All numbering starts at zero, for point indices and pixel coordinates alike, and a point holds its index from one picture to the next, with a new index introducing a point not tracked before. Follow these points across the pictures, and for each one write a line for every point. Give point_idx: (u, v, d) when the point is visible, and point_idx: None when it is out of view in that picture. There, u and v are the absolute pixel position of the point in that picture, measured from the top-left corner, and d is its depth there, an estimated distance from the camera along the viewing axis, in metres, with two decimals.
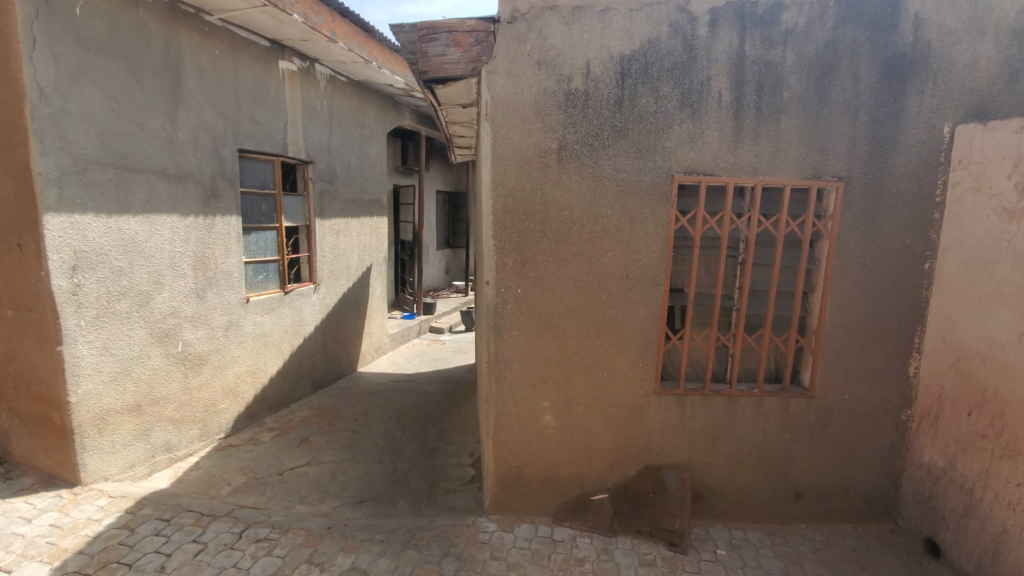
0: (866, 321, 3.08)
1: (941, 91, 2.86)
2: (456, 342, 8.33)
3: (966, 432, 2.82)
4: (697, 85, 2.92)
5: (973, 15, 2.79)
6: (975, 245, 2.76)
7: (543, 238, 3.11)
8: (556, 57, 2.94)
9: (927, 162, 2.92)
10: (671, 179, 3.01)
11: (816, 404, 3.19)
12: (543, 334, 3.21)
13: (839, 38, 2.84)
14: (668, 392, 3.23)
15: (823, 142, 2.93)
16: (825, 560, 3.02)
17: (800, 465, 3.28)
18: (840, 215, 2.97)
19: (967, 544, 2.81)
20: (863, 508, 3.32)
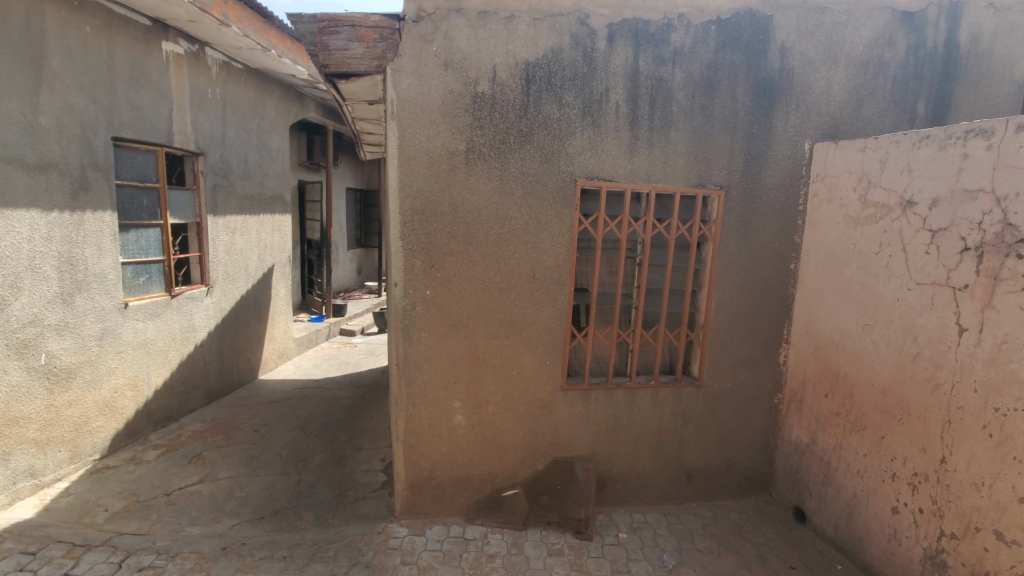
0: (744, 316, 3.43)
1: (802, 113, 3.25)
2: (369, 344, 8.07)
3: (823, 411, 3.23)
4: (597, 95, 3.08)
5: (826, 48, 3.20)
6: (829, 248, 3.17)
7: (452, 240, 3.12)
8: (462, 59, 2.96)
9: (791, 175, 3.30)
10: (574, 183, 3.15)
11: (704, 392, 3.50)
12: (453, 335, 3.22)
13: (719, 60, 3.14)
14: (574, 387, 3.38)
15: (707, 154, 3.21)
16: (713, 534, 3.32)
17: (692, 448, 3.58)
18: (722, 220, 3.28)
19: (826, 509, 3.22)
20: (744, 484, 3.69)
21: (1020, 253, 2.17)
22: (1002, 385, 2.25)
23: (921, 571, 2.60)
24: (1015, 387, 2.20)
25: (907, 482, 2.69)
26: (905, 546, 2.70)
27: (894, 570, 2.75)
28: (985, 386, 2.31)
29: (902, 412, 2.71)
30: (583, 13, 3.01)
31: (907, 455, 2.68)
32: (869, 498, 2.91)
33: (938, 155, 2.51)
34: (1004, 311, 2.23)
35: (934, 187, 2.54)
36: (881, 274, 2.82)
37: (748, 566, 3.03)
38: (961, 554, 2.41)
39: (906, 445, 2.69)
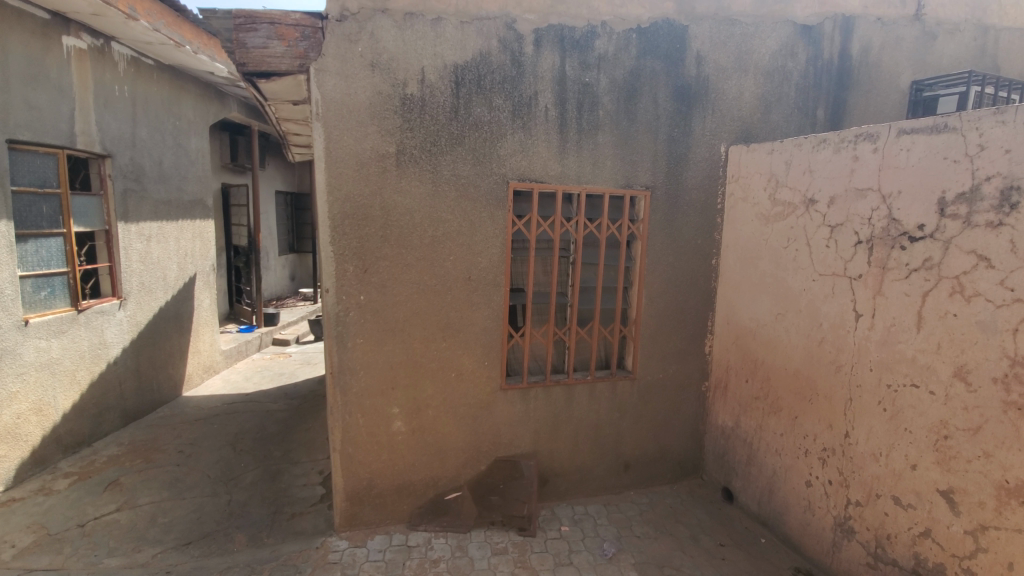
0: (672, 311, 3.61)
1: (718, 118, 3.46)
2: (305, 353, 7.76)
3: (744, 396, 3.46)
4: (526, 99, 3.13)
5: (737, 57, 3.42)
6: (745, 243, 3.40)
7: (385, 243, 3.07)
8: (389, 60, 2.92)
9: (710, 175, 3.51)
10: (507, 185, 3.18)
11: (637, 384, 3.65)
12: (389, 340, 3.17)
13: (641, 67, 3.28)
14: (513, 386, 3.43)
15: (632, 156, 3.35)
16: (650, 519, 3.47)
17: (628, 439, 3.72)
18: (649, 219, 3.44)
19: (750, 487, 3.45)
20: (677, 469, 3.88)
21: (904, 245, 2.42)
22: (892, 364, 2.49)
23: (833, 538, 2.84)
24: (903, 365, 2.45)
25: (818, 457, 2.92)
26: (818, 516, 2.93)
27: (810, 539, 2.99)
28: (879, 365, 2.56)
29: (811, 393, 2.95)
30: (510, 18, 3.05)
31: (817, 433, 2.92)
32: (786, 474, 3.15)
33: (834, 157, 2.75)
34: (892, 298, 2.48)
35: (832, 186, 2.77)
36: (790, 267, 3.06)
37: (683, 547, 3.18)
38: (865, 519, 2.66)
39: (816, 423, 2.92)
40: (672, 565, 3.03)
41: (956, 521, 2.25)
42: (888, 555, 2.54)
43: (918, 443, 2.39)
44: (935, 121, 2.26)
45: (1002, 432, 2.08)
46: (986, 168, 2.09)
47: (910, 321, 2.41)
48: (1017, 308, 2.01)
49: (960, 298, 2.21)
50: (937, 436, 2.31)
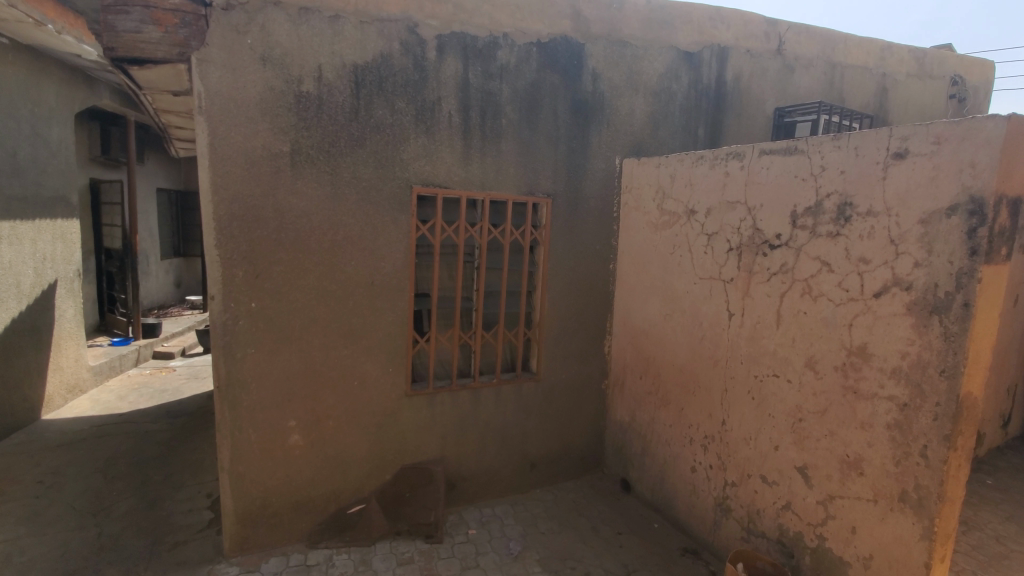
0: (573, 313, 3.78)
1: (613, 132, 3.69)
2: (191, 367, 7.09)
3: (639, 392, 3.70)
4: (429, 103, 3.14)
5: (629, 77, 3.68)
6: (637, 250, 3.65)
7: (279, 248, 2.92)
8: (283, 56, 2.79)
9: (606, 185, 3.73)
10: (410, 190, 3.16)
11: (542, 385, 3.78)
12: (284, 349, 3.01)
13: (541, 80, 3.42)
14: (419, 393, 3.39)
15: (534, 164, 3.48)
16: (554, 515, 3.59)
17: (534, 439, 3.83)
18: (550, 226, 3.58)
19: (644, 477, 3.70)
20: (580, 465, 4.05)
21: (766, 252, 2.73)
22: (758, 357, 2.81)
23: (714, 517, 3.12)
24: (766, 358, 2.76)
25: (701, 444, 3.20)
26: (702, 498, 3.21)
27: (695, 520, 3.26)
28: (748, 359, 2.87)
29: (694, 386, 3.23)
30: (412, 22, 3.04)
31: (700, 422, 3.20)
32: (675, 462, 3.41)
33: (710, 172, 3.05)
34: (757, 299, 2.79)
35: (708, 199, 3.07)
36: (675, 271, 3.33)
37: (584, 539, 3.33)
38: (740, 498, 2.95)
39: (698, 414, 3.21)
40: (575, 557, 3.16)
41: (810, 493, 2.57)
42: (758, 528, 2.84)
43: (779, 427, 2.70)
44: (788, 144, 2.59)
45: (842, 413, 2.42)
46: (827, 186, 2.43)
47: (771, 318, 2.73)
48: (851, 305, 2.36)
49: (809, 298, 2.54)
50: (794, 420, 2.63)
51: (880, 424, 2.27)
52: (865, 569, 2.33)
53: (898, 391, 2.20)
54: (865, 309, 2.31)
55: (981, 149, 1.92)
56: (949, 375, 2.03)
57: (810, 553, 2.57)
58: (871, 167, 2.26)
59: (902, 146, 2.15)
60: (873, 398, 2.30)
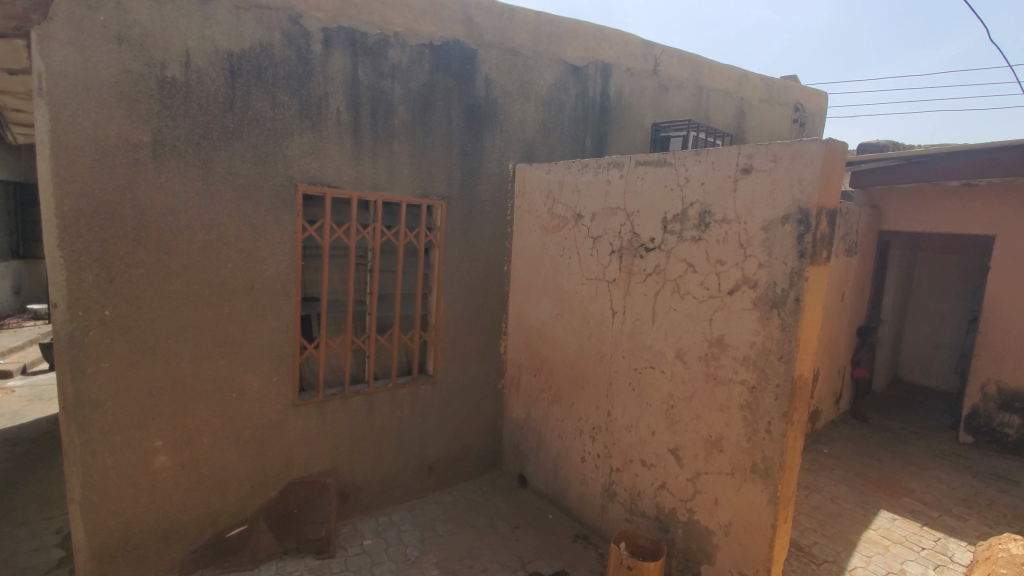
0: (469, 315, 3.83)
1: (506, 137, 3.79)
2: (35, 386, 6.09)
3: (533, 389, 3.84)
4: (315, 99, 3.01)
5: (520, 85, 3.80)
6: (529, 252, 3.79)
7: (139, 249, 2.62)
8: (143, 36, 2.52)
9: (500, 189, 3.82)
10: (294, 188, 3.00)
11: (439, 387, 3.77)
12: (148, 361, 2.71)
13: (433, 82, 3.42)
14: (307, 402, 3.23)
15: (428, 166, 3.48)
16: (453, 516, 3.60)
17: (431, 441, 3.81)
18: (445, 228, 3.60)
19: (540, 470, 3.84)
20: (478, 464, 4.10)
21: (642, 254, 2.98)
22: (637, 351, 3.05)
23: (601, 503, 3.33)
24: (644, 352, 3.01)
25: (589, 435, 3.40)
26: (591, 486, 3.41)
27: (586, 507, 3.45)
28: (628, 353, 3.10)
29: (583, 381, 3.43)
30: (295, 12, 2.89)
31: (588, 414, 3.40)
32: (566, 454, 3.59)
33: (593, 180, 3.27)
34: (636, 297, 3.04)
35: (593, 204, 3.28)
36: (564, 273, 3.51)
37: (482, 537, 3.38)
38: (623, 482, 3.18)
39: (586, 407, 3.40)
40: (472, 555, 3.20)
41: (681, 472, 2.84)
42: (639, 509, 3.08)
43: (655, 413, 2.96)
44: (658, 156, 2.85)
45: (705, 398, 2.71)
46: (691, 195, 2.72)
47: (647, 315, 2.98)
48: (711, 302, 2.65)
49: (678, 296, 2.81)
50: (667, 407, 2.90)
51: (735, 406, 2.58)
52: (725, 535, 2.63)
53: (749, 376, 2.52)
54: (722, 305, 2.61)
55: (806, 167, 2.27)
56: (786, 360, 2.37)
57: (682, 527, 2.84)
58: (725, 180, 2.57)
59: (748, 163, 2.47)
60: (729, 383, 2.60)
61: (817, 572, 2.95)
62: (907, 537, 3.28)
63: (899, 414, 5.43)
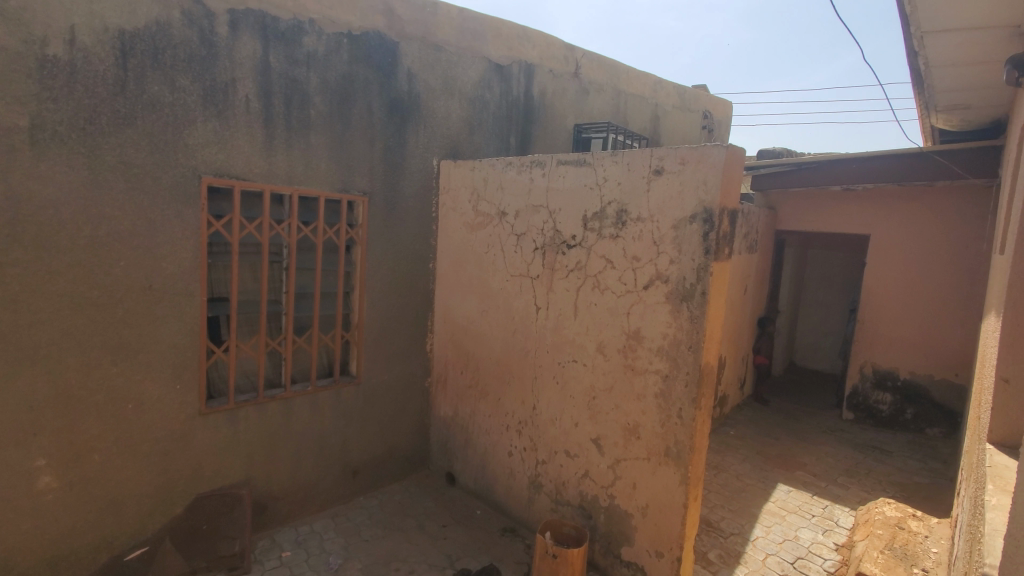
0: (394, 313, 3.75)
1: (429, 133, 3.74)
2: None
3: (460, 387, 3.83)
4: (221, 85, 2.80)
5: (444, 81, 3.77)
6: (455, 250, 3.77)
7: (11, 246, 2.32)
8: (18, 8, 2.25)
9: (424, 186, 3.77)
10: (199, 180, 2.78)
11: (362, 388, 3.67)
12: (25, 372, 2.41)
13: (353, 73, 3.30)
14: (216, 410, 3.01)
15: (348, 160, 3.36)
16: (379, 520, 3.51)
17: (355, 444, 3.69)
18: (367, 224, 3.50)
19: (468, 467, 3.84)
20: (405, 465, 4.03)
21: (564, 251, 3.07)
22: (561, 345, 3.14)
23: (528, 495, 3.39)
24: (567, 346, 3.10)
25: (516, 429, 3.46)
26: (518, 479, 3.47)
27: (513, 500, 3.50)
28: (552, 348, 3.18)
29: (509, 376, 3.47)
30: None
31: (514, 409, 3.45)
32: (494, 449, 3.61)
33: (517, 178, 3.31)
34: (558, 293, 3.12)
35: (517, 202, 3.32)
36: (489, 270, 3.53)
37: (409, 538, 3.33)
38: (548, 474, 3.26)
39: (513, 401, 3.45)
40: (399, 558, 3.14)
41: (602, 460, 2.96)
42: (564, 498, 3.18)
43: (578, 405, 3.07)
44: (578, 156, 2.95)
45: (624, 388, 2.84)
46: (609, 195, 2.84)
47: (569, 310, 3.08)
48: (628, 296, 2.79)
49: (599, 291, 2.92)
50: (589, 398, 3.01)
51: (650, 394, 2.73)
52: (642, 517, 2.78)
53: (662, 366, 2.67)
54: (638, 299, 2.75)
55: (710, 170, 2.44)
56: (694, 350, 2.54)
57: (604, 513, 2.96)
58: (639, 181, 2.71)
59: (660, 164, 2.62)
60: (646, 373, 2.75)
61: (724, 544, 3.20)
62: (800, 507, 3.64)
63: (794, 396, 6.00)
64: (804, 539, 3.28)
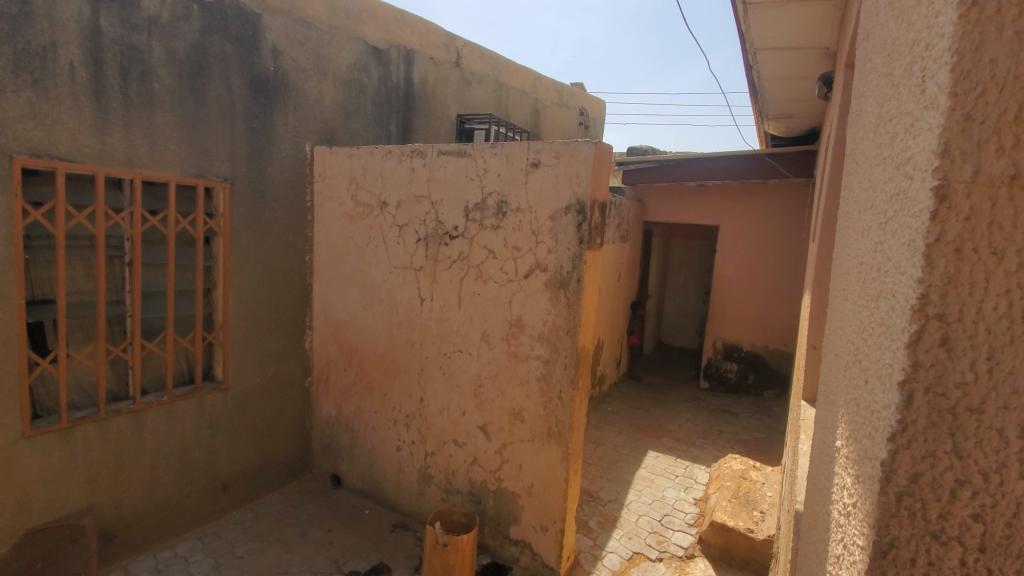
0: (265, 310, 3.47)
1: (300, 116, 3.48)
2: None
3: (343, 385, 3.67)
4: (35, 49, 2.38)
5: (314, 60, 3.52)
6: (333, 241, 3.58)
7: None
8: None
9: (296, 172, 3.51)
10: (9, 161, 2.35)
11: (230, 394, 3.35)
12: None
13: (206, 44, 2.96)
14: (44, 431, 2.58)
15: (203, 142, 3.02)
16: (255, 533, 3.26)
17: (225, 455, 3.37)
18: (230, 213, 3.18)
19: (354, 467, 3.69)
20: (284, 471, 3.77)
21: (447, 242, 3.07)
22: (446, 336, 3.14)
23: (418, 488, 3.37)
24: (452, 336, 3.12)
25: (403, 423, 3.40)
26: (407, 473, 3.42)
27: (402, 495, 3.45)
28: (438, 338, 3.18)
29: (395, 370, 3.39)
30: None
31: (401, 403, 3.39)
32: (381, 446, 3.52)
33: (397, 167, 3.22)
34: (442, 283, 3.12)
35: (397, 191, 3.24)
36: (371, 261, 3.41)
37: (291, 548, 3.13)
38: (438, 464, 3.26)
39: (400, 395, 3.38)
40: (280, 570, 2.95)
41: (490, 445, 3.03)
42: (454, 487, 3.20)
43: (464, 394, 3.10)
44: (459, 147, 2.95)
45: (508, 374, 2.93)
46: (489, 185, 2.88)
47: (453, 300, 3.09)
48: (510, 285, 2.87)
49: (482, 280, 2.97)
50: (475, 386, 3.06)
51: (533, 378, 2.85)
52: (528, 496, 2.90)
53: (543, 351, 2.80)
54: (519, 288, 2.84)
55: (581, 164, 2.59)
56: (571, 334, 2.70)
57: (492, 497, 3.04)
58: (518, 172, 2.79)
59: (536, 157, 2.72)
60: (528, 359, 2.85)
61: (603, 512, 3.46)
62: (666, 469, 4.06)
63: (663, 371, 6.63)
64: (670, 498, 3.67)
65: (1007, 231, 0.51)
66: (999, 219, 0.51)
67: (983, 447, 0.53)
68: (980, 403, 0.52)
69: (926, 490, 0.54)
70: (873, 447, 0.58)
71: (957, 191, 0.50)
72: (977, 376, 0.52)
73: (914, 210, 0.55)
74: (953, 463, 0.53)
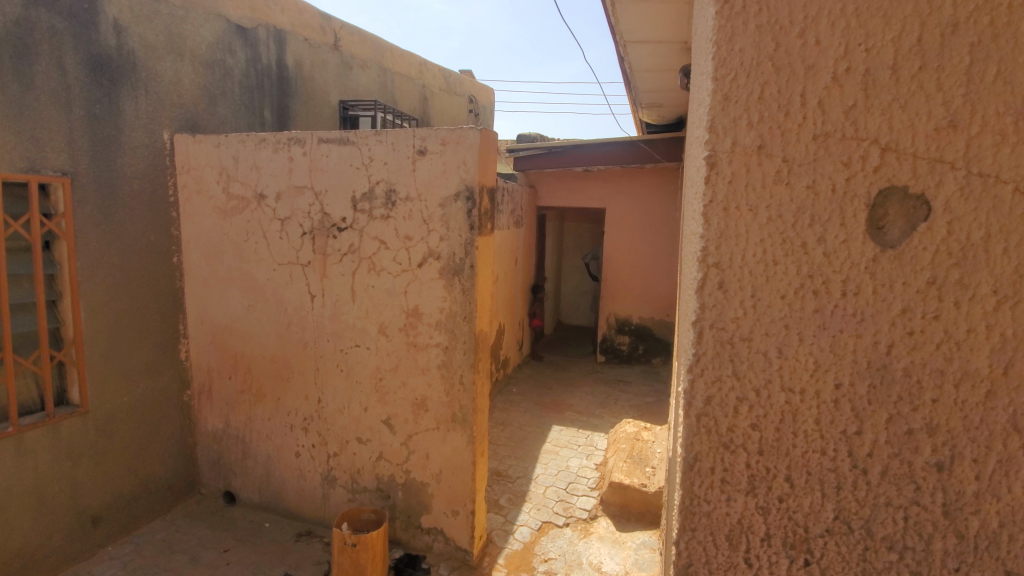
0: (127, 321, 3.10)
1: (153, 100, 3.10)
2: None
3: (230, 394, 3.39)
4: None
5: (167, 38, 3.14)
6: (205, 239, 3.27)
7: None
8: None
9: (153, 164, 3.14)
10: None
11: (92, 418, 2.96)
12: None
13: (30, 19, 2.54)
14: None
15: (34, 132, 2.60)
16: (137, 567, 2.93)
17: (91, 487, 2.98)
18: (73, 213, 2.77)
19: (248, 481, 3.45)
20: (167, 496, 3.42)
21: (335, 234, 2.94)
22: (340, 332, 3.03)
23: (322, 492, 3.23)
24: (348, 332, 3.01)
25: (301, 427, 3.23)
26: (309, 479, 3.27)
27: (306, 502, 3.30)
28: (332, 335, 3.05)
29: (287, 372, 3.21)
30: None
31: (297, 406, 3.22)
32: (278, 454, 3.32)
33: (273, 156, 3.01)
34: (333, 278, 2.99)
35: (276, 183, 3.03)
36: (252, 259, 3.17)
37: None
38: (341, 465, 3.15)
39: (295, 398, 3.21)
40: None
41: (395, 439, 2.99)
42: (360, 486, 3.12)
43: (365, 389, 3.02)
44: (341, 135, 2.83)
45: (408, 365, 2.90)
46: (376, 174, 2.81)
47: (346, 295, 2.98)
48: (403, 276, 2.83)
49: (375, 272, 2.89)
50: (375, 380, 2.99)
51: (433, 366, 2.85)
52: (438, 483, 2.92)
53: (441, 338, 2.81)
54: (413, 277, 2.82)
55: (468, 151, 2.61)
56: (469, 320, 2.74)
57: (401, 489, 3.01)
58: (405, 160, 2.74)
59: (423, 145, 2.69)
60: (427, 347, 2.85)
61: (512, 488, 3.59)
62: (569, 440, 4.29)
63: (563, 350, 6.94)
64: (573, 466, 3.89)
65: (759, 190, 0.74)
66: (753, 181, 0.74)
67: (754, 369, 0.76)
68: (749, 333, 0.76)
69: (717, 409, 0.79)
70: (683, 379, 0.83)
71: (721, 160, 0.75)
72: (746, 311, 0.76)
73: (699, 175, 0.80)
74: (734, 383, 0.77)
